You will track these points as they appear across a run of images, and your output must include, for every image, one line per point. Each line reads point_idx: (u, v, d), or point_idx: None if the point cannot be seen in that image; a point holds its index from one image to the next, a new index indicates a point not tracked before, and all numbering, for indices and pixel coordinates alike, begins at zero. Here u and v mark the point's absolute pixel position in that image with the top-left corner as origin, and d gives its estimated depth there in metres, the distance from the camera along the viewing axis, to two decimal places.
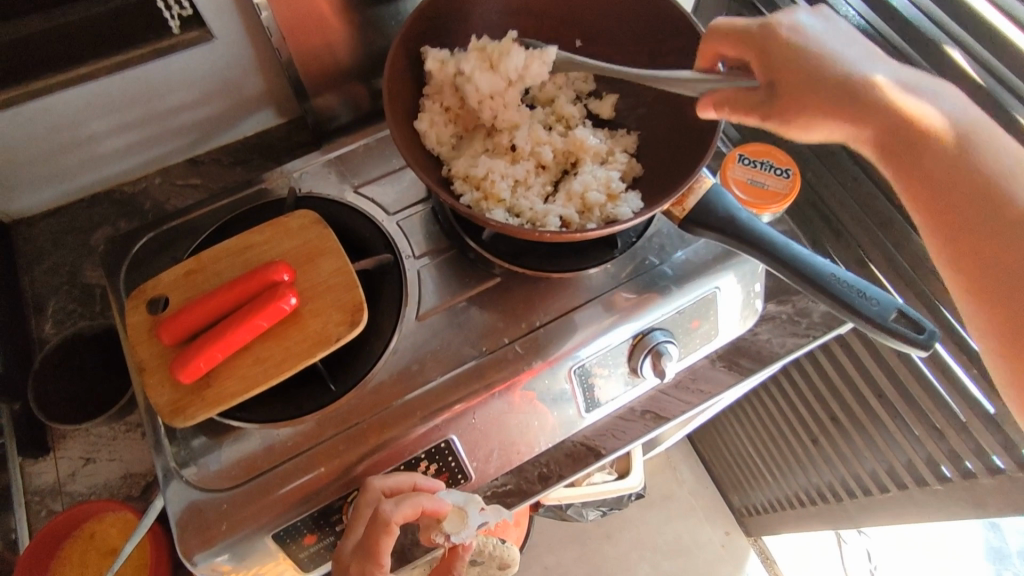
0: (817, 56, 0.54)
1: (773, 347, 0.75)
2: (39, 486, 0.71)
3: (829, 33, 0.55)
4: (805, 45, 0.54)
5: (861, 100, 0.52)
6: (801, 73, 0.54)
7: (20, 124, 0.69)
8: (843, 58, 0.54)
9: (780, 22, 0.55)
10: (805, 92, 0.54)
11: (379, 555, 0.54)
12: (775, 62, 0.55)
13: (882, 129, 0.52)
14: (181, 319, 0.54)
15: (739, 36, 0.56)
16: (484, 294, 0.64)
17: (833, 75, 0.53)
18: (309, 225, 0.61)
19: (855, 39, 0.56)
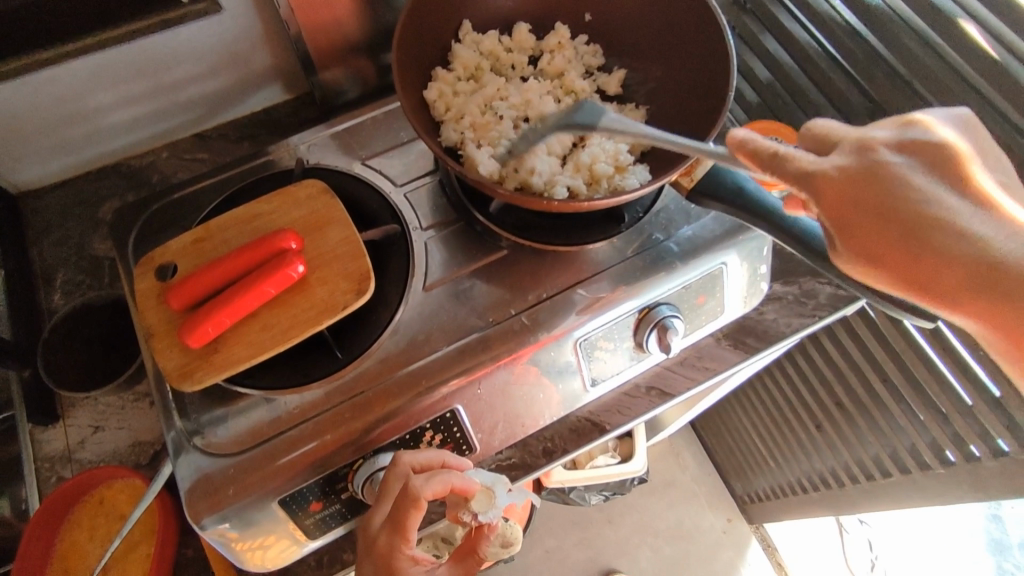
0: (915, 193, 0.43)
1: (779, 326, 0.74)
2: (49, 453, 0.72)
3: (933, 172, 0.44)
4: (894, 180, 0.44)
5: (979, 271, 0.41)
6: (883, 221, 0.44)
7: (28, 94, 0.70)
8: (952, 212, 0.42)
9: (847, 154, 0.46)
10: (892, 248, 0.44)
11: (408, 529, 0.55)
12: (852, 209, 0.44)
13: (989, 302, 0.41)
14: (190, 284, 0.54)
15: (789, 168, 0.46)
16: (490, 267, 0.64)
17: (938, 239, 0.42)
18: (316, 194, 0.61)
19: (976, 158, 0.44)
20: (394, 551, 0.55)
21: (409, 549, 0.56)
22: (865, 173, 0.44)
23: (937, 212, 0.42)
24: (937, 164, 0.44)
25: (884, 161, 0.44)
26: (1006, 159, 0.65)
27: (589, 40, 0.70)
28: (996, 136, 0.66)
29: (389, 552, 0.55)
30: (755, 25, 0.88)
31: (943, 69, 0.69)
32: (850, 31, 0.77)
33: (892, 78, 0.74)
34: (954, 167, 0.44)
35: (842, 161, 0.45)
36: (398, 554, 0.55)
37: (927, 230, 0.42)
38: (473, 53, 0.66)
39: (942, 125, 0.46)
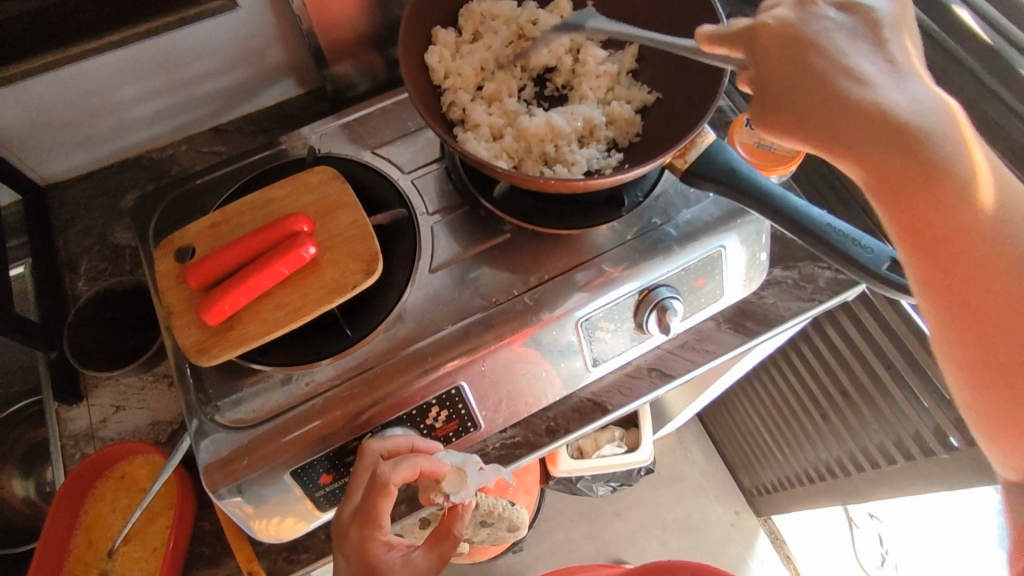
0: (819, 62, 0.49)
1: (778, 310, 0.76)
2: (73, 431, 0.75)
3: (851, 44, 0.49)
4: (806, 52, 0.50)
5: (858, 109, 0.47)
6: (801, 82, 0.49)
7: (55, 89, 0.73)
8: (870, 85, 0.48)
9: (770, 19, 0.52)
10: (799, 110, 0.50)
11: (378, 517, 0.57)
12: (779, 75, 0.50)
13: (882, 162, 0.46)
14: (207, 264, 0.57)
15: (734, 36, 0.53)
16: (493, 250, 0.66)
17: (869, 107, 0.47)
18: (327, 180, 0.64)
19: (894, 26, 0.50)
20: (368, 539, 0.57)
21: (383, 534, 0.58)
22: (801, 37, 0.50)
23: (857, 88, 0.47)
24: (867, 35, 0.50)
25: (814, 29, 0.50)
26: (1000, 141, 0.67)
27: (596, 13, 0.71)
28: (990, 119, 0.67)
29: (363, 539, 0.57)
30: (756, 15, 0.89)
31: (938, 54, 0.70)
32: None
33: None
34: (875, 32, 0.50)
35: (786, 21, 0.51)
36: (373, 539, 0.57)
37: (851, 98, 0.47)
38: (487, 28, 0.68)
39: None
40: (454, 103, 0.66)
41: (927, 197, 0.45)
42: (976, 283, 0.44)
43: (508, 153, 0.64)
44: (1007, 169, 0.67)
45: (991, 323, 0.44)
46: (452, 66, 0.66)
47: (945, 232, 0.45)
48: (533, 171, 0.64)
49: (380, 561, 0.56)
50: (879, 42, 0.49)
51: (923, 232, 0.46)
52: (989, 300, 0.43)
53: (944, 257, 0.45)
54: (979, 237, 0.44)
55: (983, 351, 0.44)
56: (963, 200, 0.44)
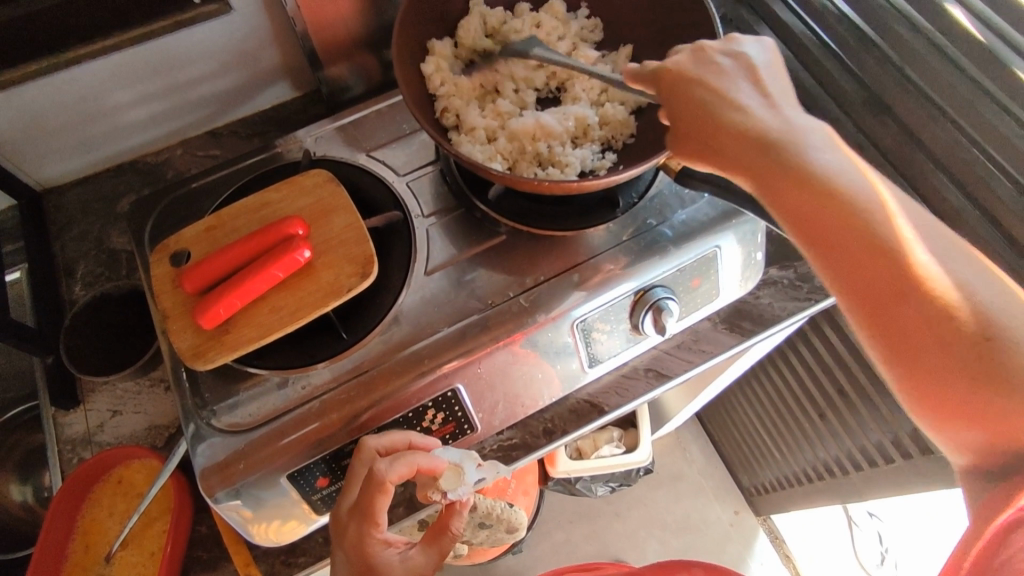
0: (710, 95, 0.51)
1: (774, 310, 0.76)
2: (70, 436, 0.75)
3: (738, 82, 0.51)
4: (696, 87, 0.51)
5: (744, 136, 0.48)
6: (696, 112, 0.51)
7: (49, 94, 0.73)
8: (751, 114, 0.49)
9: (667, 59, 0.54)
10: (698, 139, 0.51)
11: (375, 515, 0.58)
12: (682, 108, 0.51)
13: (772, 180, 0.47)
14: (203, 268, 0.57)
15: (645, 75, 0.55)
16: (489, 252, 0.66)
17: (753, 137, 0.48)
18: (322, 184, 0.64)
19: (769, 67, 0.53)
20: (365, 537, 0.58)
21: (380, 533, 0.59)
22: (689, 72, 0.52)
23: (741, 117, 0.49)
24: (745, 75, 0.52)
25: (704, 66, 0.52)
26: (995, 139, 0.67)
27: (590, 14, 0.72)
28: (984, 117, 0.67)
29: (361, 538, 0.58)
30: (750, 15, 0.89)
31: (931, 53, 0.70)
32: (843, 18, 0.78)
33: (885, 65, 0.74)
34: (751, 72, 0.52)
35: (684, 67, 0.53)
36: (370, 539, 0.58)
37: (734, 126, 0.49)
38: (478, 31, 0.68)
39: (752, 44, 0.54)
40: (446, 107, 0.66)
41: (819, 208, 0.45)
42: (884, 278, 0.42)
43: (502, 155, 0.64)
44: (1002, 167, 0.67)
45: (901, 317, 0.42)
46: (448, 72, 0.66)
47: (840, 241, 0.44)
48: (527, 172, 0.64)
49: (379, 559, 0.58)
50: (760, 78, 0.52)
51: (827, 241, 0.45)
52: (892, 304, 0.42)
53: (841, 264, 0.44)
54: (873, 239, 0.43)
55: (906, 355, 0.42)
56: (849, 208, 0.44)
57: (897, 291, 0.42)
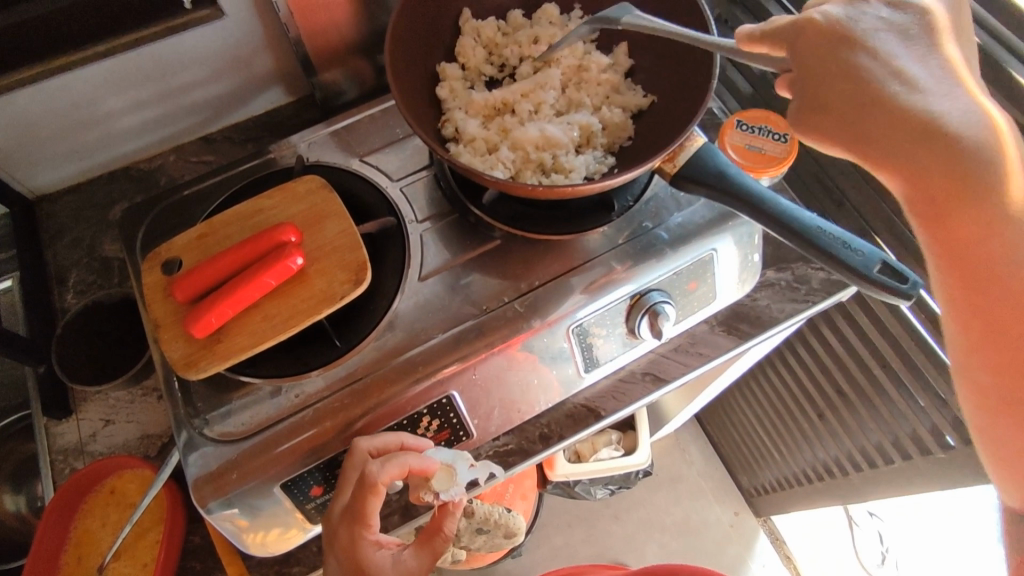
0: (865, 64, 0.50)
1: (772, 312, 0.75)
2: (62, 446, 0.75)
3: (895, 47, 0.50)
4: (848, 51, 0.50)
5: (908, 119, 0.47)
6: (844, 87, 0.50)
7: (40, 101, 0.72)
8: (924, 93, 0.48)
9: (818, 14, 0.52)
10: (842, 114, 0.50)
11: (367, 516, 0.57)
12: (816, 76, 0.51)
13: (925, 173, 0.47)
14: (194, 277, 0.56)
15: (780, 38, 0.53)
16: (484, 257, 0.66)
17: (911, 115, 0.47)
18: (314, 190, 0.63)
19: (954, 32, 0.51)
20: (357, 539, 0.58)
21: (372, 534, 0.58)
22: (843, 35, 0.50)
23: (906, 94, 0.48)
24: (902, 38, 0.50)
25: (863, 27, 0.51)
26: None
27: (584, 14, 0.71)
28: None
29: (352, 539, 0.58)
30: (746, 16, 0.89)
31: None
32: None
33: None
34: (929, 37, 0.50)
35: (837, 21, 0.51)
36: (362, 540, 0.58)
37: (895, 105, 0.48)
38: (472, 43, 0.68)
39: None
40: (447, 120, 0.65)
41: (954, 200, 0.47)
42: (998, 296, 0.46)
43: (505, 163, 0.63)
44: None
45: (1001, 327, 0.46)
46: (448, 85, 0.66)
47: (970, 240, 0.47)
48: (532, 179, 0.63)
49: (371, 562, 0.57)
50: (932, 48, 0.50)
51: (957, 249, 0.47)
52: (1015, 324, 0.45)
53: (969, 273, 0.47)
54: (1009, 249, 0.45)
55: (985, 357, 0.47)
56: (992, 211, 0.45)
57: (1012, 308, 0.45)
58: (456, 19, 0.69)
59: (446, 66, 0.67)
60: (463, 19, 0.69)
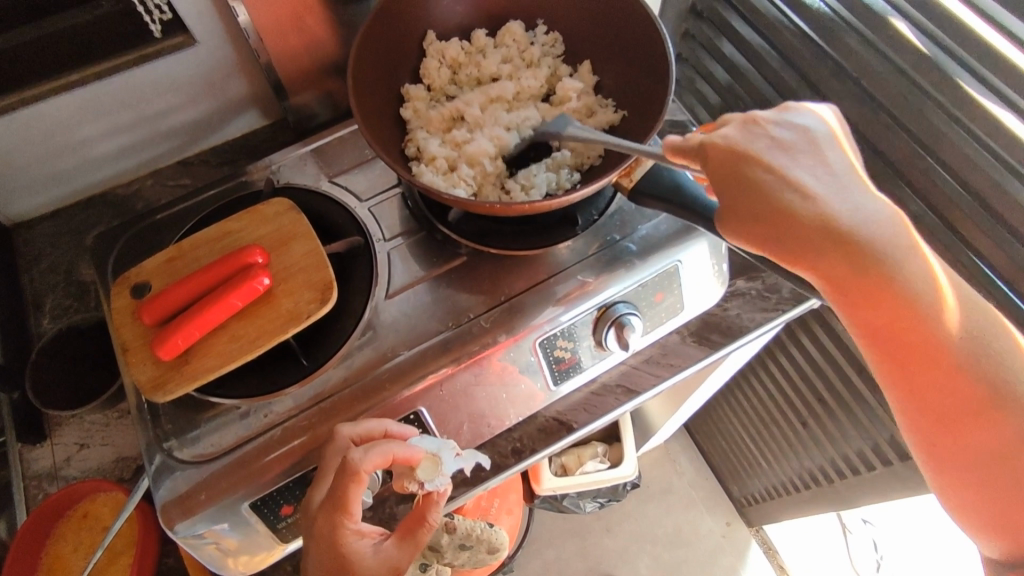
0: (766, 178, 0.51)
1: (742, 321, 0.76)
2: (37, 471, 0.76)
3: (792, 160, 0.52)
4: (750, 164, 0.52)
5: (824, 227, 0.49)
6: (757, 199, 0.51)
7: (14, 132, 0.73)
8: (818, 199, 0.50)
9: (718, 135, 0.54)
10: (759, 221, 0.51)
11: (349, 504, 0.55)
12: (729, 189, 0.52)
13: (842, 280, 0.50)
14: (161, 301, 0.57)
15: (694, 155, 0.54)
16: (451, 273, 0.67)
17: (819, 228, 0.49)
18: (283, 212, 0.64)
19: (824, 143, 0.54)
20: (339, 528, 0.56)
21: (354, 522, 0.57)
22: (744, 150, 0.52)
23: (804, 202, 0.50)
24: (806, 151, 0.53)
25: (759, 144, 0.53)
26: (947, 148, 0.68)
27: (549, 30, 0.72)
28: (936, 128, 0.68)
29: (334, 528, 0.56)
30: (711, 31, 0.92)
31: (883, 65, 0.71)
32: (798, 32, 0.79)
33: (840, 76, 0.76)
34: (811, 147, 0.53)
35: (731, 138, 0.53)
36: (343, 528, 0.56)
37: (795, 211, 0.50)
38: (437, 65, 0.70)
39: (806, 115, 0.56)
40: (410, 138, 0.67)
41: (880, 310, 0.49)
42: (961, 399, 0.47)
43: (467, 181, 0.64)
44: (954, 174, 0.68)
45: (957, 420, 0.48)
46: (413, 106, 0.68)
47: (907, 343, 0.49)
48: (493, 196, 0.64)
49: (353, 552, 0.56)
50: (793, 154, 0.53)
51: (896, 345, 0.49)
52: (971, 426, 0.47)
53: (921, 381, 0.49)
54: (945, 346, 0.48)
55: (941, 457, 0.50)
56: (925, 321, 0.48)
57: (953, 409, 0.48)
58: (422, 40, 0.71)
59: (411, 87, 0.68)
60: (429, 40, 0.70)
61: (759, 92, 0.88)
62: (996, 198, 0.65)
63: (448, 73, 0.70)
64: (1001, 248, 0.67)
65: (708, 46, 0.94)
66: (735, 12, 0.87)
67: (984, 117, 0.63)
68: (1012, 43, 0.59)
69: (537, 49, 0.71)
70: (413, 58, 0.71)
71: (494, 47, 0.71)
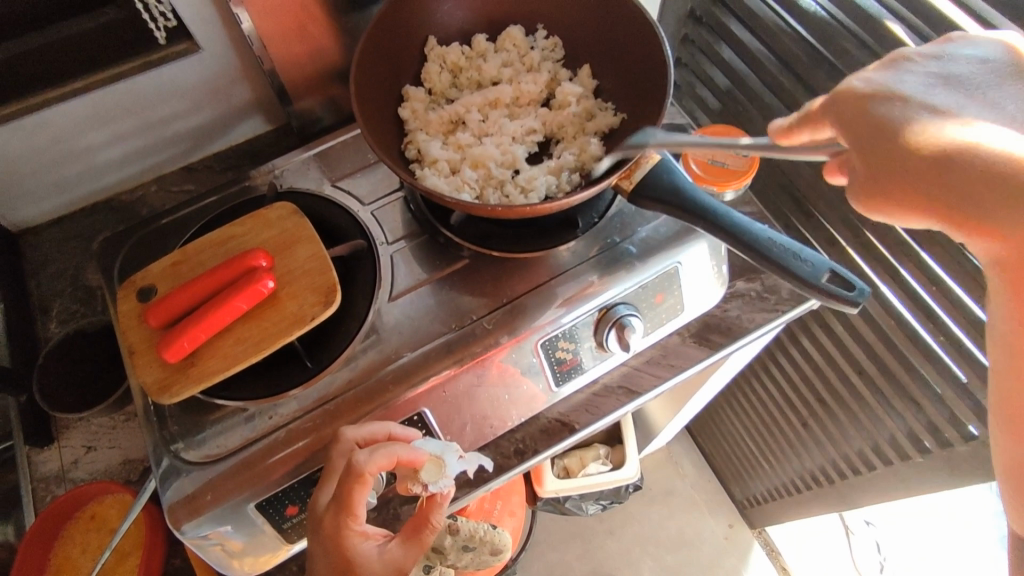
0: (918, 121, 0.44)
1: (742, 322, 0.77)
2: (44, 473, 0.77)
3: (956, 98, 0.45)
4: (886, 106, 0.46)
5: (981, 171, 0.41)
6: (907, 144, 0.44)
7: (21, 138, 0.74)
8: (999, 137, 0.42)
9: (853, 81, 0.49)
10: (911, 169, 0.44)
11: (354, 506, 0.56)
12: (860, 135, 0.46)
13: (1022, 249, 0.41)
14: (167, 304, 0.57)
15: (813, 117, 0.50)
16: (453, 276, 0.68)
17: (989, 173, 0.41)
18: (286, 216, 0.65)
19: (991, 77, 0.46)
20: (343, 530, 0.57)
21: (357, 525, 0.57)
22: (879, 94, 0.47)
23: (981, 142, 0.41)
24: (995, 84, 0.46)
25: (905, 85, 0.47)
26: None
27: (549, 35, 0.73)
28: None
29: (338, 530, 0.57)
30: (710, 36, 0.93)
31: None
32: (794, 36, 0.80)
33: (837, 78, 0.76)
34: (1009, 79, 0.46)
35: (869, 83, 0.48)
36: (348, 530, 0.57)
37: (953, 152, 0.42)
38: (438, 69, 0.70)
39: (975, 44, 0.49)
40: (410, 141, 0.68)
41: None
42: None
43: (469, 185, 0.65)
44: None
45: None
46: (414, 109, 0.69)
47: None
48: (494, 199, 0.65)
49: (358, 553, 0.57)
50: (964, 93, 0.45)
51: None
52: None
53: None
54: None
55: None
56: None
57: None
58: (423, 45, 0.72)
59: (412, 91, 0.69)
60: (429, 44, 0.71)
61: (756, 96, 0.89)
62: None
63: (449, 77, 0.71)
64: None
65: (707, 50, 0.95)
66: (733, 16, 0.88)
67: None
68: None
69: (537, 53, 0.72)
70: (414, 64, 0.72)
71: (494, 52, 0.72)
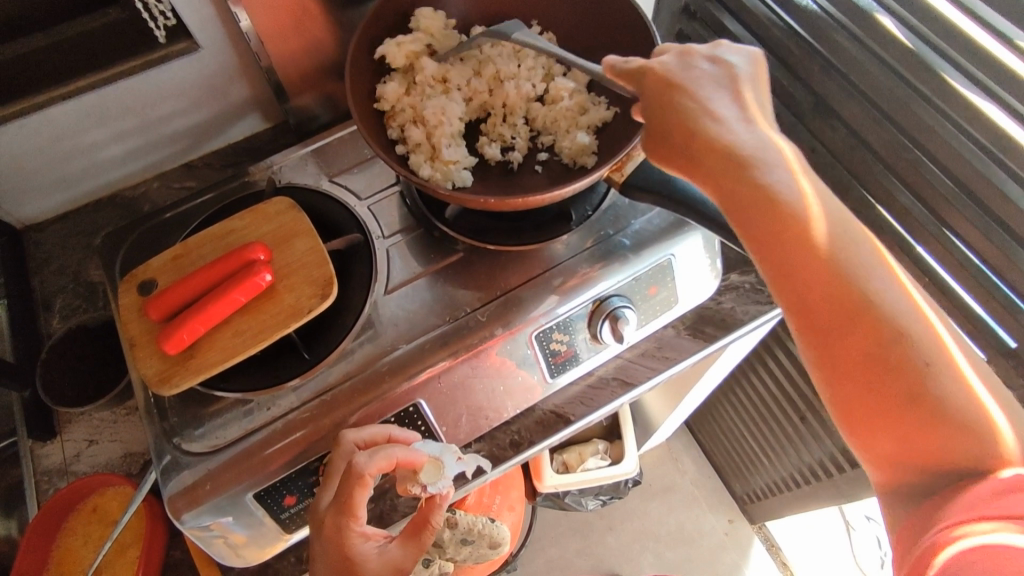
0: (688, 103, 0.51)
1: (737, 315, 0.77)
2: (47, 466, 0.78)
3: (721, 94, 0.53)
4: (675, 91, 0.52)
5: (726, 155, 0.49)
6: (675, 123, 0.51)
7: (24, 137, 0.75)
8: (730, 128, 0.51)
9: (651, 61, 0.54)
10: (683, 148, 0.51)
11: (355, 507, 0.57)
12: (653, 114, 0.53)
13: (761, 222, 0.48)
14: (166, 297, 0.58)
15: (628, 75, 0.54)
16: (448, 268, 0.68)
17: (726, 154, 0.49)
18: (284, 210, 0.66)
19: (750, 80, 0.54)
20: (344, 530, 0.57)
21: (359, 525, 0.58)
22: (673, 79, 0.52)
23: (721, 129, 0.50)
24: (725, 83, 0.53)
25: (689, 74, 0.53)
26: (934, 142, 0.69)
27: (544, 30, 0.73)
28: (923, 121, 0.69)
29: (340, 531, 0.57)
30: (703, 31, 0.94)
31: (871, 61, 0.72)
32: (786, 29, 0.80)
33: (829, 71, 0.77)
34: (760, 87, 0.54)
35: (668, 66, 0.53)
36: (350, 531, 0.58)
37: (708, 133, 0.50)
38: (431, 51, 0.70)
39: (738, 52, 0.56)
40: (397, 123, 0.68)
41: (787, 250, 0.47)
42: (853, 352, 0.46)
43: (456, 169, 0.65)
44: (941, 167, 0.70)
45: (852, 370, 0.46)
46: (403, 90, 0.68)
47: (806, 287, 0.47)
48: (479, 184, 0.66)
49: (358, 553, 0.58)
50: (723, 91, 0.53)
51: (810, 305, 0.47)
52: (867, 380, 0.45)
53: (838, 337, 0.46)
54: (841, 289, 0.46)
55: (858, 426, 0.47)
56: (837, 265, 0.46)
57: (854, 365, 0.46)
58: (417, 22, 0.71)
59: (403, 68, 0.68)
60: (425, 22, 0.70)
61: None
62: (982, 189, 0.66)
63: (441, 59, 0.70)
64: (988, 238, 0.68)
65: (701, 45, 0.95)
66: (727, 11, 0.88)
67: (969, 109, 0.64)
68: (996, 39, 0.60)
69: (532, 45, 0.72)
70: None
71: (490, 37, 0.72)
